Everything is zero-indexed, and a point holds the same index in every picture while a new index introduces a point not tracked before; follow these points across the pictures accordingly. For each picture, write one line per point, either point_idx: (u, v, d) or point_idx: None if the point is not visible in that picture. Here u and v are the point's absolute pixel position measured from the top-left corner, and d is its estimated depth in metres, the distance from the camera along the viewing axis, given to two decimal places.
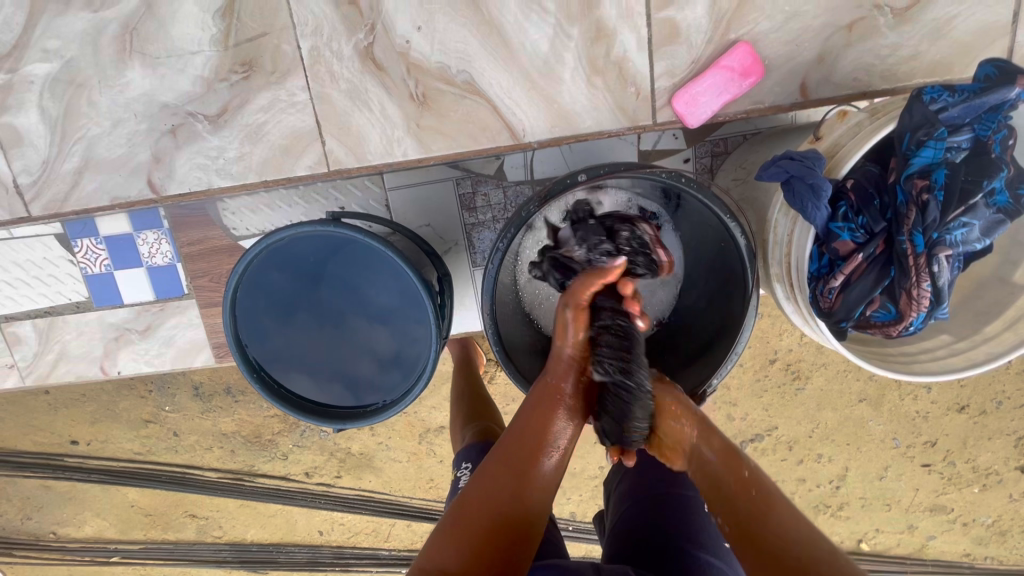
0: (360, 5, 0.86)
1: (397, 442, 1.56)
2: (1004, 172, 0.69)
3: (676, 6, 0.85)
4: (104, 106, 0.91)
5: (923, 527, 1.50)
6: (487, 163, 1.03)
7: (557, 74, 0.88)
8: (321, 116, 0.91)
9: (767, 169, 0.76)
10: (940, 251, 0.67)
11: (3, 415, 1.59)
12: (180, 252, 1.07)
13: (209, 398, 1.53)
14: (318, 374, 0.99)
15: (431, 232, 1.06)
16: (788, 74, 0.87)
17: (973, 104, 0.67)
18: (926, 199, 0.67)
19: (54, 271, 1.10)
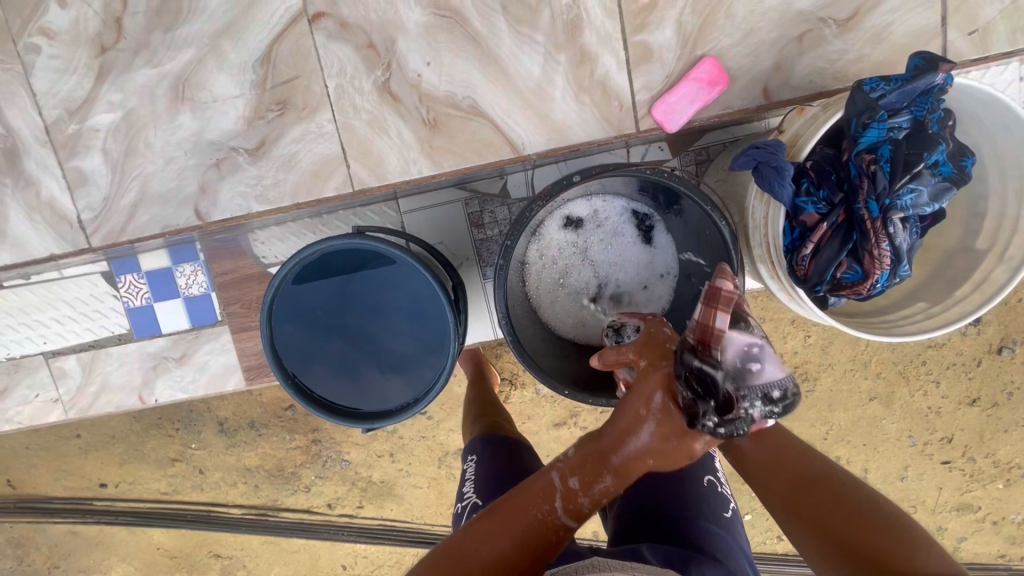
0: (378, 48, 1.00)
1: (417, 468, 1.60)
2: (943, 146, 0.79)
3: (649, 30, 0.98)
4: (159, 146, 1.05)
5: (952, 528, 1.53)
6: (492, 182, 1.09)
7: (549, 93, 1.01)
8: (346, 143, 1.04)
9: (735, 160, 0.87)
10: (894, 214, 0.77)
11: (37, 460, 1.66)
12: (214, 282, 1.15)
13: (234, 433, 1.59)
14: (351, 386, 1.09)
15: (445, 249, 1.13)
16: (751, 80, 0.99)
17: (906, 90, 0.79)
18: (874, 170, 0.78)
19: (99, 306, 1.19)
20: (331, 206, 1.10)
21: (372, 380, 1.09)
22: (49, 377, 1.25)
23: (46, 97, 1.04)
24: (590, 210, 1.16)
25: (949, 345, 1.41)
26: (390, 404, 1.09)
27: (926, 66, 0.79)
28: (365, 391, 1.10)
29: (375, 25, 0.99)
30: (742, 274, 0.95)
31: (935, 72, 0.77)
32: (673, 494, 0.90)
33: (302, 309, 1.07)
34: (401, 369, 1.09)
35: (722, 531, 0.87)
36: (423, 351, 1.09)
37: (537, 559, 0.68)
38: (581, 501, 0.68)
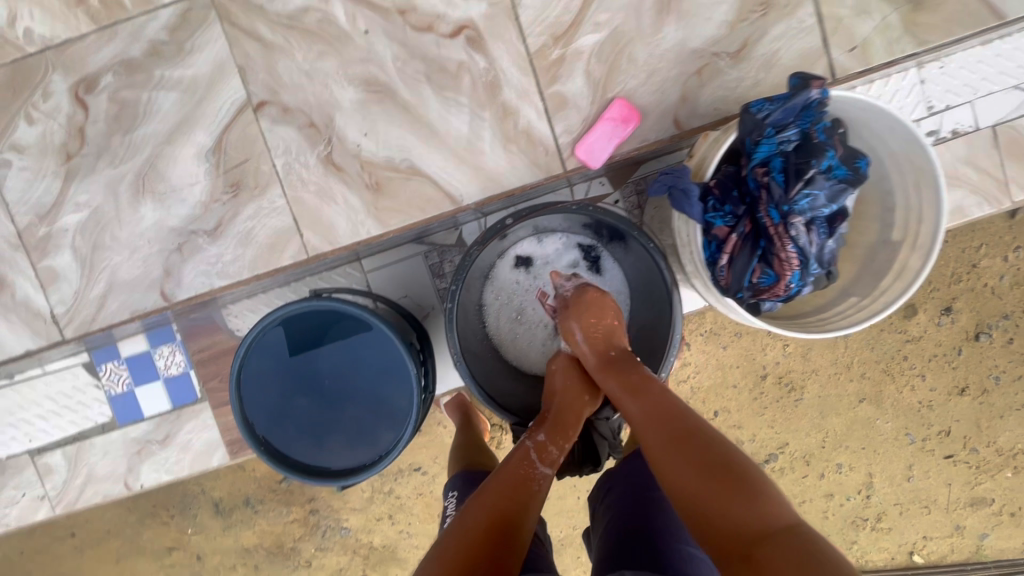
0: (318, 125, 1.09)
1: (418, 526, 1.58)
2: (832, 152, 0.86)
3: (561, 81, 1.08)
4: (124, 238, 1.12)
5: (970, 526, 1.49)
6: (448, 234, 1.17)
7: (479, 147, 1.09)
8: (298, 215, 1.11)
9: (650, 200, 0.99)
10: (793, 219, 0.84)
11: (33, 564, 1.64)
12: (192, 359, 1.20)
13: (229, 513, 1.58)
14: (336, 446, 1.14)
15: (410, 300, 1.19)
16: (661, 113, 1.08)
17: (789, 106, 0.86)
18: (768, 182, 0.86)
19: (82, 397, 1.23)
20: (298, 271, 1.16)
21: (368, 417, 1.14)
22: (33, 476, 1.27)
23: (19, 206, 1.12)
24: (538, 249, 1.23)
25: (926, 337, 1.44)
26: (390, 439, 1.14)
27: (801, 83, 0.87)
28: (363, 431, 1.14)
29: (315, 105, 1.09)
30: (677, 289, 1.01)
31: (809, 88, 0.85)
32: (656, 517, 0.90)
33: (279, 382, 1.14)
34: (389, 404, 1.14)
35: (699, 553, 0.87)
36: (390, 398, 1.14)
37: (521, 502, 0.80)
38: (549, 450, 0.89)
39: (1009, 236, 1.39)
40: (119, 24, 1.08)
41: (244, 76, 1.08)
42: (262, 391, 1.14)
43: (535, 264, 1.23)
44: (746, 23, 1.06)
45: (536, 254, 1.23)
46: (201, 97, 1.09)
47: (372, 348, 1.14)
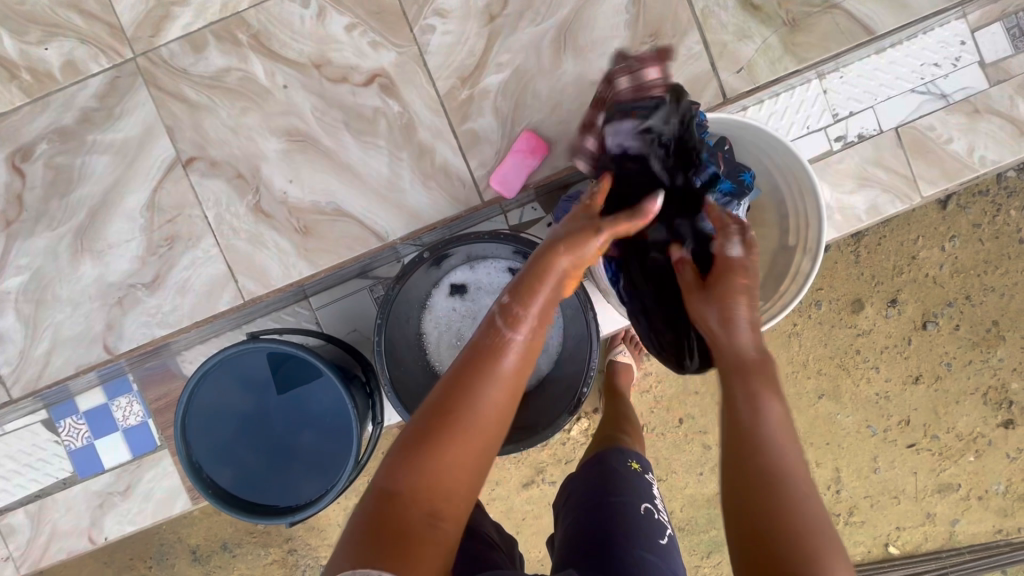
0: (246, 176, 1.15)
1: None
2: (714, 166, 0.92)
3: (471, 119, 1.15)
4: (66, 295, 1.17)
5: (941, 512, 1.53)
6: (389, 266, 1.20)
7: (399, 185, 1.15)
8: (232, 261, 1.16)
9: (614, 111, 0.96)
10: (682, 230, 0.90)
11: None
12: (150, 409, 1.26)
13: (208, 559, 1.58)
14: (283, 484, 1.18)
15: (358, 335, 1.22)
16: (567, 142, 1.15)
17: (666, 122, 0.91)
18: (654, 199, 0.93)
19: (42, 453, 1.28)
20: (248, 313, 1.21)
21: (314, 451, 1.18)
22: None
23: None
24: (470, 277, 1.28)
25: (877, 330, 1.47)
26: (335, 472, 1.17)
27: (673, 99, 0.93)
28: (310, 466, 1.18)
29: (242, 157, 1.15)
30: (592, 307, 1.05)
31: (680, 107, 0.92)
32: (612, 519, 0.96)
33: (228, 424, 1.18)
34: (334, 437, 1.18)
35: (653, 556, 0.92)
36: (335, 434, 1.18)
37: (441, 460, 0.60)
38: (516, 312, 0.67)
39: (942, 226, 1.42)
40: (51, 95, 1.14)
41: (172, 135, 1.15)
42: (211, 434, 1.17)
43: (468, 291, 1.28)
44: (639, 54, 1.14)
45: (469, 281, 1.28)
46: (133, 157, 1.15)
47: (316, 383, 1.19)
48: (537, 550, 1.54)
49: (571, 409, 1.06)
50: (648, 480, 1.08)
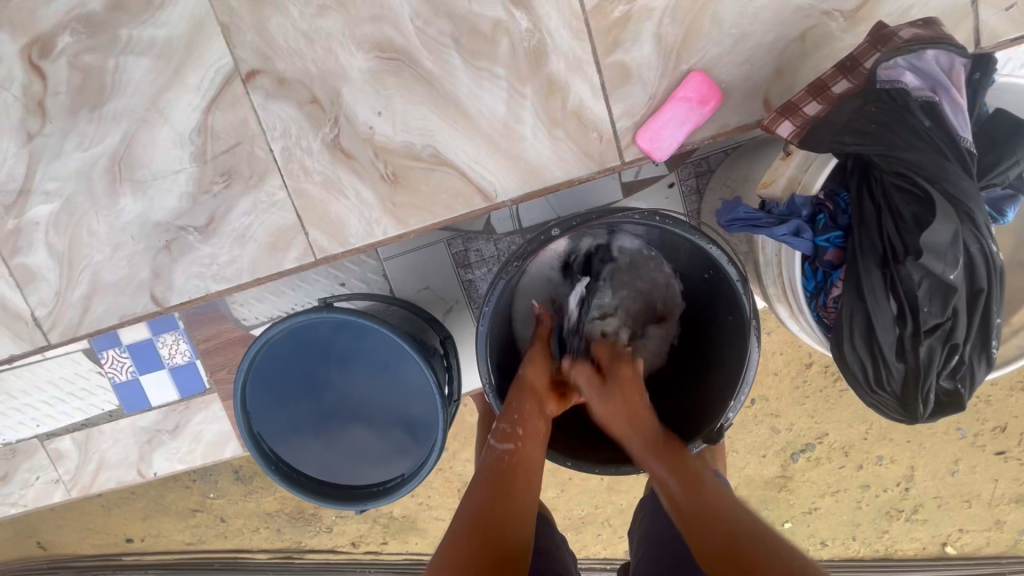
0: (321, 101, 0.89)
1: (439, 500, 1.49)
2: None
3: (624, 49, 0.85)
4: (104, 233, 0.97)
5: (1013, 521, 1.34)
6: (474, 221, 1.12)
7: (517, 132, 0.89)
8: (301, 209, 0.94)
9: (876, 69, 0.67)
10: (975, 242, 0.60)
11: (60, 522, 1.59)
12: (197, 348, 1.26)
13: (250, 479, 1.50)
14: (352, 463, 1.03)
15: (431, 293, 1.15)
16: (749, 92, 0.86)
17: (960, 104, 0.63)
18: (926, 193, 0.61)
19: (86, 383, 1.31)
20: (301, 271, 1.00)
21: (388, 430, 1.02)
22: (48, 460, 1.38)
23: None
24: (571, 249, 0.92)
25: None
26: (413, 457, 1.02)
27: (979, 71, 0.64)
28: (383, 446, 1.03)
29: (316, 75, 0.88)
30: (757, 316, 0.78)
31: (989, 83, 0.64)
32: None
33: (285, 394, 1.01)
34: (409, 416, 1.01)
35: None
36: (410, 417, 1.01)
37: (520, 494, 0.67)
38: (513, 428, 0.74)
39: None
40: None
41: (228, 38, 0.88)
42: (270, 405, 1.01)
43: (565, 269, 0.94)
44: None
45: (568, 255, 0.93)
46: (179, 64, 0.89)
47: (391, 353, 1.00)
48: (580, 509, 1.41)
49: (705, 436, 0.81)
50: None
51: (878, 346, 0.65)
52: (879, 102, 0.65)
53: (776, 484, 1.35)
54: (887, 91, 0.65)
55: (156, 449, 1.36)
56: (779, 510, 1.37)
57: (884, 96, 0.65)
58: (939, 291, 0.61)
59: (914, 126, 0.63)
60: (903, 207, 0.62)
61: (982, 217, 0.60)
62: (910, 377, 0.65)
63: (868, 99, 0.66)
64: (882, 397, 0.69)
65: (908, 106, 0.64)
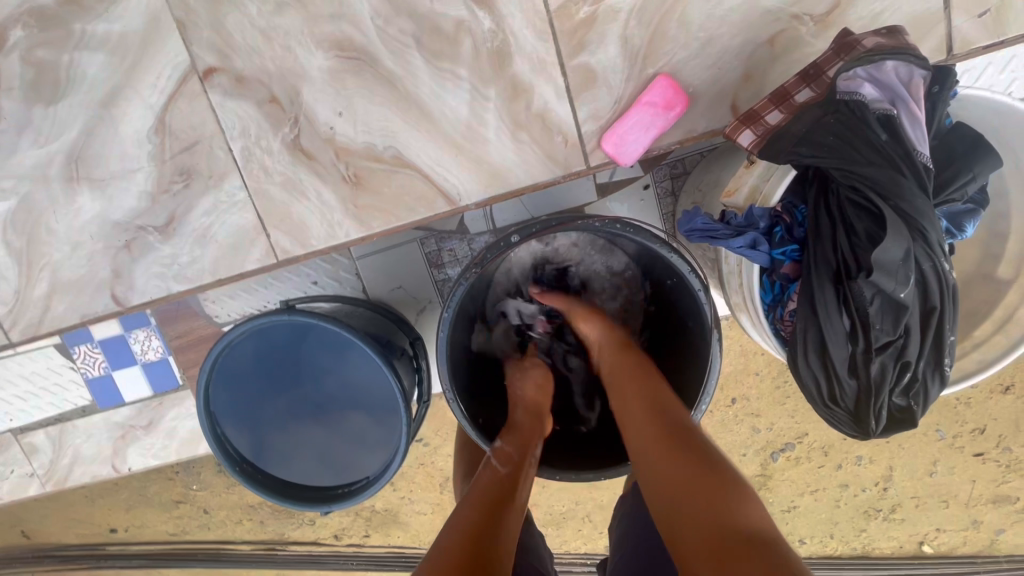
0: (281, 100, 0.87)
1: (419, 495, 1.49)
2: (988, 159, 0.62)
3: (589, 50, 0.83)
4: (63, 233, 0.95)
5: (989, 521, 1.35)
6: (447, 221, 1.10)
7: (481, 135, 0.87)
8: (263, 210, 0.92)
9: (836, 79, 0.65)
10: (931, 261, 0.59)
11: (44, 511, 1.59)
12: (170, 346, 1.25)
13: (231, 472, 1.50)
14: (321, 463, 1.02)
15: (404, 292, 1.14)
16: (715, 97, 0.84)
17: (918, 117, 0.62)
18: (882, 210, 0.60)
19: (59, 378, 1.30)
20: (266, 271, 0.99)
21: (354, 431, 1.01)
22: (21, 455, 1.37)
23: None
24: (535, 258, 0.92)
25: None
26: (380, 458, 1.01)
27: (939, 84, 0.63)
28: (350, 447, 1.02)
29: (276, 74, 0.86)
30: (718, 325, 0.75)
31: (948, 97, 0.62)
32: None
33: (250, 395, 1.00)
34: (375, 418, 1.00)
35: None
36: (377, 417, 1.00)
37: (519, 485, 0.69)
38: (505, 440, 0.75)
39: None
40: None
41: (184, 34, 0.85)
42: (235, 407, 1.00)
43: (531, 281, 0.94)
44: None
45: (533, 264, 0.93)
46: (134, 61, 0.87)
47: (355, 355, 0.99)
48: (560, 504, 1.41)
49: None
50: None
51: (832, 360, 0.64)
52: (838, 114, 0.64)
53: (753, 483, 1.35)
54: (847, 101, 0.64)
55: (131, 444, 1.36)
56: None
57: (843, 108, 0.64)
58: (890, 309, 0.60)
59: (872, 139, 0.62)
60: (857, 222, 0.61)
61: (935, 235, 0.59)
62: (863, 394, 0.65)
63: (827, 110, 0.64)
64: (836, 412, 0.69)
65: (867, 119, 0.62)
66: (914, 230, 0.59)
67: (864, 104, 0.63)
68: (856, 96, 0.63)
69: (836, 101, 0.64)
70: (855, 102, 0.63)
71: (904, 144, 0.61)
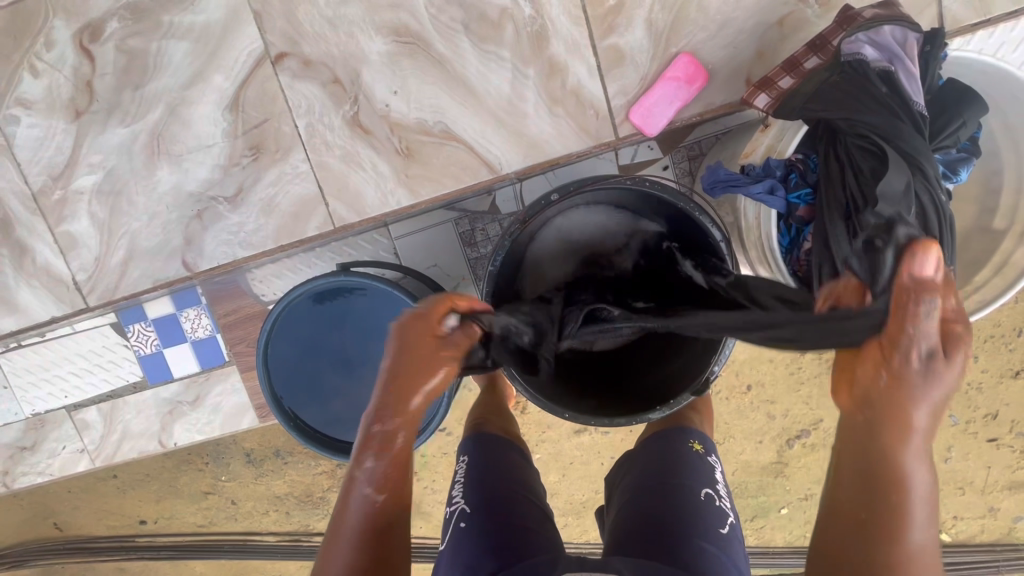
0: (343, 82, 0.98)
1: (443, 484, 1.55)
2: (980, 108, 0.71)
3: (618, 32, 0.94)
4: (142, 204, 1.06)
5: (1007, 508, 1.39)
6: (480, 201, 1.05)
7: (520, 109, 0.97)
8: (323, 181, 1.02)
9: (840, 45, 0.76)
10: (931, 194, 0.67)
11: (77, 503, 1.64)
12: None
13: (261, 462, 1.55)
14: (365, 420, 1.07)
15: (440, 270, 1.09)
16: (731, 72, 0.94)
17: (913, 72, 0.71)
18: (886, 150, 0.68)
19: None
20: (319, 242, 1.08)
21: None
22: None
23: (31, 165, 1.05)
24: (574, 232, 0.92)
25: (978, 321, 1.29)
26: None
27: (930, 44, 0.73)
28: None
29: (339, 59, 0.97)
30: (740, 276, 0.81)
31: (938, 54, 0.72)
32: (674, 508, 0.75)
33: (308, 353, 1.08)
34: None
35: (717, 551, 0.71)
36: None
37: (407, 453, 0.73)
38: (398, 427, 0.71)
39: None
40: None
41: (260, 23, 0.97)
42: (291, 364, 1.07)
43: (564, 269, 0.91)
44: None
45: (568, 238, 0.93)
46: (215, 47, 0.99)
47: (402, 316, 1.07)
48: (580, 492, 1.45)
49: (694, 389, 0.82)
50: (713, 464, 0.86)
51: None
52: (847, 74, 0.74)
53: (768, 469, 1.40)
54: (853, 59, 0.73)
55: None
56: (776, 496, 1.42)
57: (849, 67, 0.74)
58: None
59: (877, 94, 0.71)
60: (862, 162, 0.70)
61: (931, 169, 0.67)
62: None
63: (841, 70, 0.74)
64: None
65: (872, 74, 0.72)
66: (912, 170, 0.67)
67: (869, 63, 0.73)
68: (858, 55, 0.73)
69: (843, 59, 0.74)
70: (860, 61, 0.73)
71: (903, 94, 0.70)
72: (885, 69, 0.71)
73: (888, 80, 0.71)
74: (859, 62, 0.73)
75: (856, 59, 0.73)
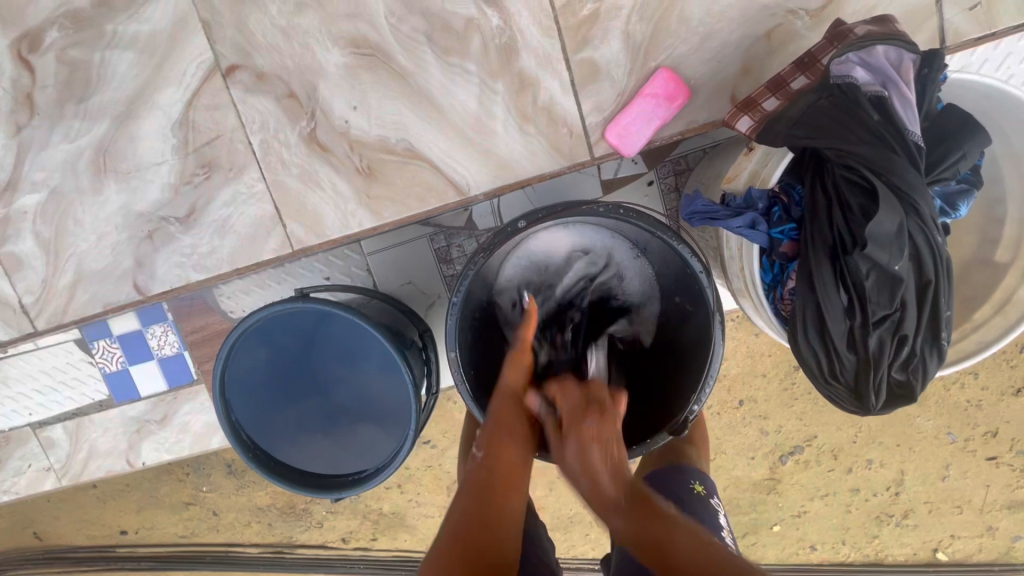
0: (298, 95, 0.92)
1: (427, 497, 1.49)
2: (980, 142, 0.64)
3: (592, 45, 0.87)
4: (89, 224, 1.00)
5: (1004, 527, 1.33)
6: (456, 216, 1.04)
7: (488, 127, 0.91)
8: (279, 201, 0.96)
9: (830, 65, 0.69)
10: (927, 234, 0.61)
11: (59, 511, 1.58)
12: None
13: (242, 473, 1.49)
14: (334, 451, 0.96)
15: (414, 288, 1.07)
16: (714, 90, 0.87)
17: (907, 99, 0.65)
18: (876, 185, 0.62)
19: None
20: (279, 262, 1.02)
21: (370, 419, 0.95)
22: None
23: None
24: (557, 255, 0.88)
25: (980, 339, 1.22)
26: (392, 447, 0.95)
27: (928, 66, 0.66)
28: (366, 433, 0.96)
29: (294, 69, 0.91)
30: (720, 310, 0.75)
31: (936, 78, 0.65)
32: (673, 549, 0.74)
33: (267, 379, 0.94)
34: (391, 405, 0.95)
35: None
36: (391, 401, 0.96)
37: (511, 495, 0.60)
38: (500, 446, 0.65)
39: None
40: None
41: (209, 33, 0.90)
42: (249, 391, 0.94)
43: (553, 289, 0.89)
44: None
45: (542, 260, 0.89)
46: (162, 58, 0.92)
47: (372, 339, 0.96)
48: (567, 507, 1.40)
49: (671, 428, 0.79)
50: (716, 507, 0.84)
51: (827, 332, 0.66)
52: (837, 96, 0.66)
53: (760, 487, 1.34)
54: (843, 82, 0.67)
55: None
56: (768, 512, 1.36)
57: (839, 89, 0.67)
58: (886, 283, 0.62)
59: (869, 121, 0.64)
60: (851, 198, 0.63)
61: (927, 208, 0.61)
62: (862, 369, 0.66)
63: (831, 92, 0.67)
64: (837, 388, 0.70)
65: (863, 99, 0.65)
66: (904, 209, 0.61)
67: (859, 87, 0.66)
68: (847, 78, 0.67)
69: (831, 82, 0.67)
70: (851, 84, 0.66)
71: (896, 123, 0.64)
72: (876, 95, 0.65)
73: (879, 108, 0.65)
74: (849, 84, 0.66)
75: (847, 81, 0.66)
